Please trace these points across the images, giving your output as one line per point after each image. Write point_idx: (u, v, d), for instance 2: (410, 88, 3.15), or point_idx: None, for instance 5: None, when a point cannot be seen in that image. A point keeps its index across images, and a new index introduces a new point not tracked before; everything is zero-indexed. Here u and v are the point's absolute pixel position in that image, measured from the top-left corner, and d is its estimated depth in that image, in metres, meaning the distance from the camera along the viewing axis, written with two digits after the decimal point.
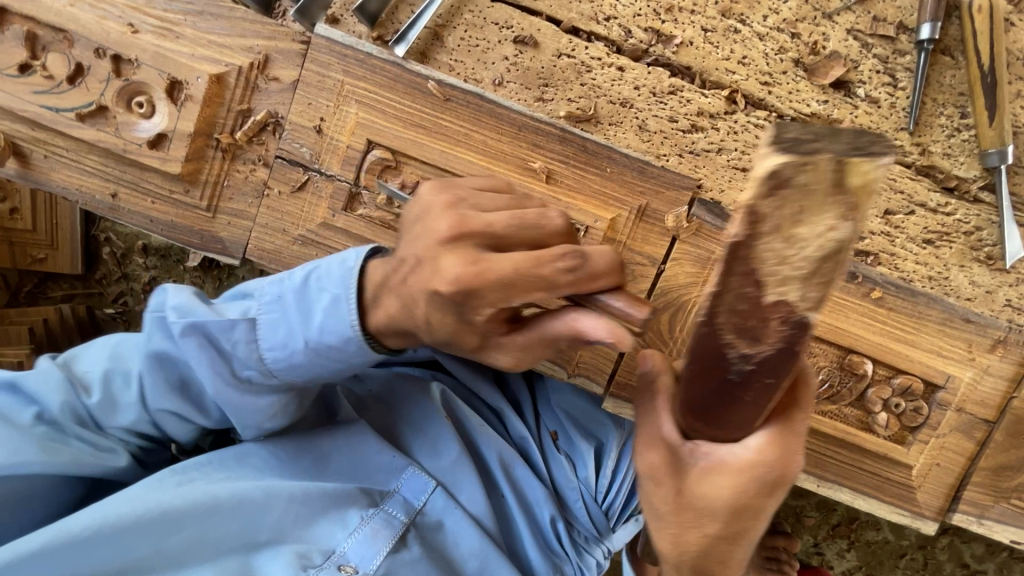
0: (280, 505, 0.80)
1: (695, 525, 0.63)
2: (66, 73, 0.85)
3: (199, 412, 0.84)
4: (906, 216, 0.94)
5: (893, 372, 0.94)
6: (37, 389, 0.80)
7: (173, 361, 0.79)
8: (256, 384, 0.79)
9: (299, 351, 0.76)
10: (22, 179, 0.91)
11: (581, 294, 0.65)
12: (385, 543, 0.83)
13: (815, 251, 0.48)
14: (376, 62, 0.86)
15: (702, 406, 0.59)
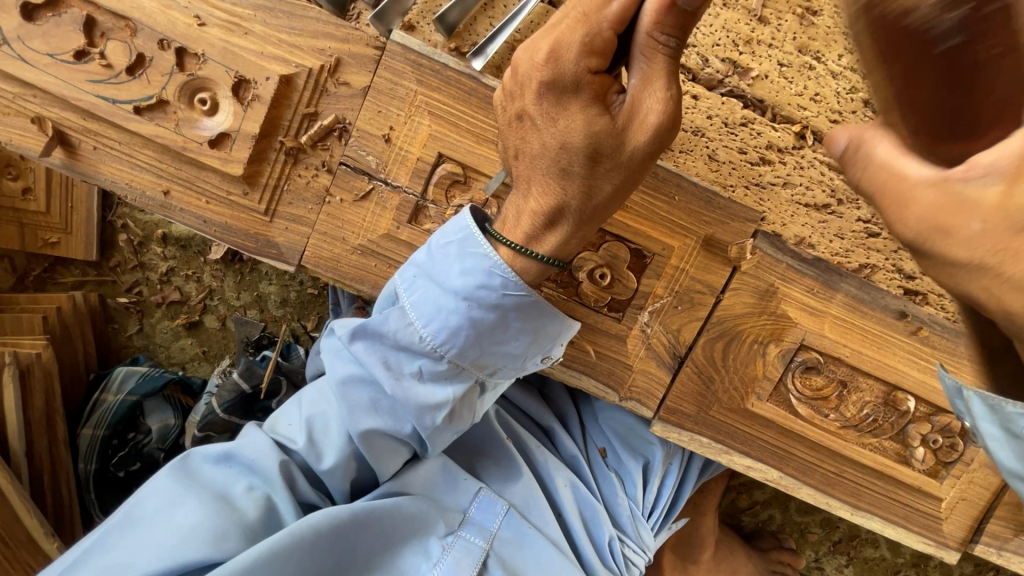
0: (370, 534, 0.80)
1: None
2: (126, 63, 0.81)
3: (407, 431, 0.82)
4: None
5: (933, 410, 0.97)
6: (252, 458, 0.81)
7: (354, 383, 0.80)
8: (431, 375, 0.79)
9: (462, 324, 0.75)
10: (68, 169, 0.86)
11: (658, 28, 0.65)
12: (469, 571, 0.83)
13: None
14: (452, 74, 0.85)
15: (948, 128, 0.43)
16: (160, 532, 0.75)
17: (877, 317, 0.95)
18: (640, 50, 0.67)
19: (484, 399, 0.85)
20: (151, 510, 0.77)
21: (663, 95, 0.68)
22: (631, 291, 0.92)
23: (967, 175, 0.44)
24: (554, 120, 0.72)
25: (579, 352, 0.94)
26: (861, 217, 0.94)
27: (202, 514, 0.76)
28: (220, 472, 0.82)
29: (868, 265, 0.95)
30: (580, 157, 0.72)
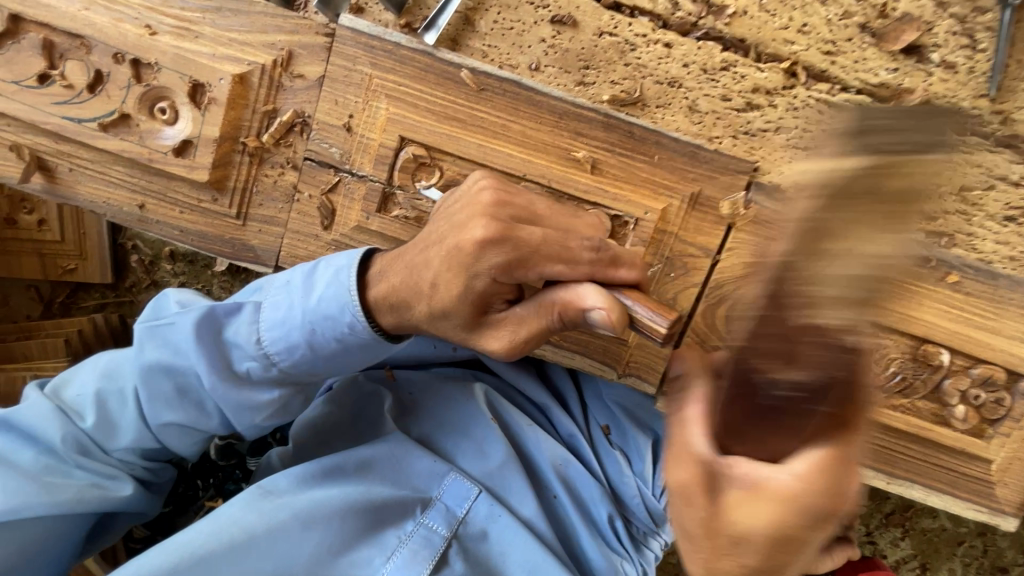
0: (319, 529, 0.91)
1: (729, 551, 0.61)
2: (86, 81, 0.82)
3: (217, 422, 0.84)
4: (984, 192, 0.86)
5: (972, 362, 0.87)
6: (33, 422, 0.82)
7: (168, 375, 0.81)
8: (258, 377, 0.79)
9: (298, 337, 0.76)
10: (49, 193, 0.88)
11: (560, 310, 0.67)
12: (424, 563, 0.94)
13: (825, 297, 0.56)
14: (406, 52, 0.81)
15: (736, 436, 0.63)
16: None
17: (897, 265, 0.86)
18: (546, 304, 0.68)
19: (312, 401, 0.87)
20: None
21: (509, 339, 0.70)
22: None
23: (727, 468, 0.62)
24: (444, 276, 0.68)
25: (569, 330, 0.91)
26: None
27: None
28: (0, 437, 0.83)
29: None
30: (434, 311, 0.70)
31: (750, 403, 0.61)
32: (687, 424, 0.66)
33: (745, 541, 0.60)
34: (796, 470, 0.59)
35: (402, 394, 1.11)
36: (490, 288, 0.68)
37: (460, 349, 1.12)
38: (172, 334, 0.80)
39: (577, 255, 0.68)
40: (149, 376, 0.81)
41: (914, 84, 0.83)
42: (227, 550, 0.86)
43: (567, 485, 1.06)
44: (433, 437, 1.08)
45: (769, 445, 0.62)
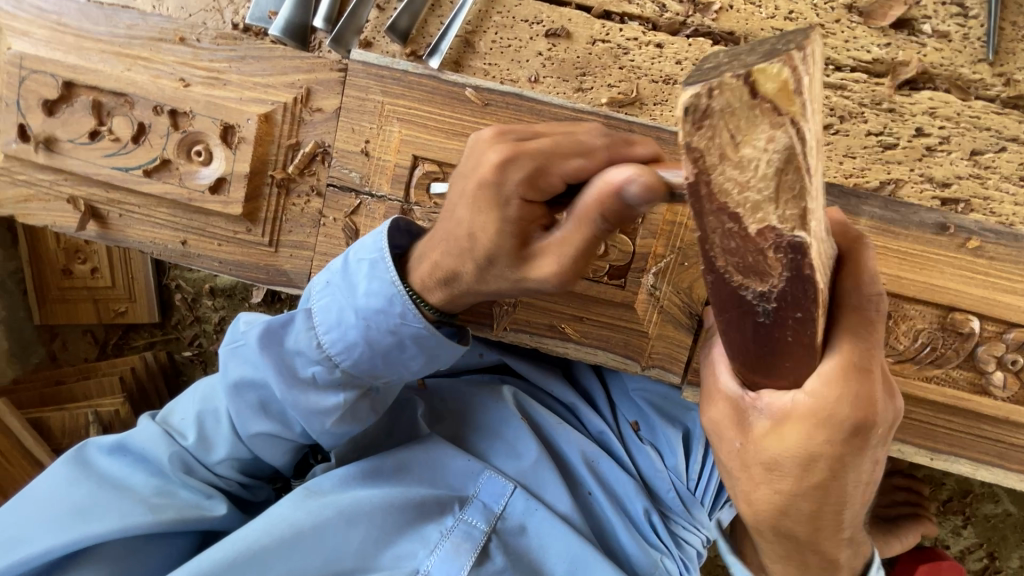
0: (362, 524, 0.95)
1: (765, 480, 0.62)
2: (130, 133, 0.91)
3: (341, 427, 0.88)
4: (996, 154, 0.85)
5: (1004, 327, 0.85)
6: (143, 447, 0.90)
7: (246, 389, 0.86)
8: (327, 381, 0.84)
9: (356, 335, 0.81)
10: (103, 239, 0.97)
11: (597, 209, 0.60)
12: (467, 557, 0.97)
13: (766, 171, 0.44)
14: (413, 78, 0.87)
15: (756, 368, 0.57)
16: (51, 510, 0.85)
17: (913, 235, 0.86)
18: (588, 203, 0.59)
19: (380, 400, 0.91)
20: (42, 494, 0.87)
21: (557, 267, 0.65)
22: (629, 255, 0.87)
23: (756, 402, 0.60)
24: (476, 209, 0.69)
25: (589, 327, 0.93)
26: (871, 129, 0.86)
27: (102, 495, 0.86)
28: (112, 460, 0.91)
29: (891, 181, 0.86)
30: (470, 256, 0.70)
31: (745, 330, 0.53)
32: (716, 364, 0.65)
33: (780, 467, 0.59)
34: (814, 387, 0.55)
35: (434, 401, 1.16)
36: (529, 213, 0.68)
37: (487, 354, 1.16)
38: (247, 351, 0.85)
39: (591, 147, 0.69)
40: (230, 395, 0.87)
41: (909, 56, 0.84)
42: (277, 546, 0.90)
43: (601, 479, 1.08)
44: (468, 437, 1.11)
45: (778, 363, 0.55)
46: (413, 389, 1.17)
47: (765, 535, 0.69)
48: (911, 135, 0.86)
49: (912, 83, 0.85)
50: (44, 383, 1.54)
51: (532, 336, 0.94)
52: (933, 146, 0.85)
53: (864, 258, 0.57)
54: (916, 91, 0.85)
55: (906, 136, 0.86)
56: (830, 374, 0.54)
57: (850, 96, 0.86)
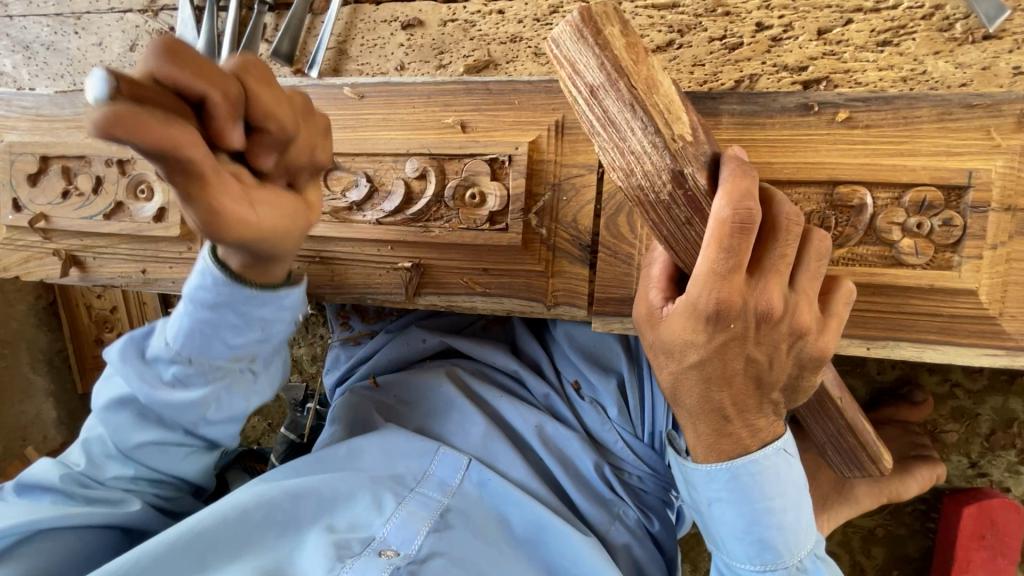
0: (312, 500, 0.99)
1: (665, 364, 0.79)
2: (91, 187, 1.09)
3: (223, 411, 0.95)
4: (845, 28, 0.85)
5: (899, 191, 0.81)
6: (38, 477, 0.96)
7: (120, 406, 0.95)
8: (177, 380, 0.91)
9: (201, 327, 0.85)
10: (84, 281, 1.14)
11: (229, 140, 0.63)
12: (422, 523, 0.96)
13: (588, 70, 0.74)
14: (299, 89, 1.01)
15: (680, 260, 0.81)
16: None
17: (780, 121, 0.85)
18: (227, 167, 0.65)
19: (259, 385, 0.96)
20: None
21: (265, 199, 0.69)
22: (505, 197, 0.92)
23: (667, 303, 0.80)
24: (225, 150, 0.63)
25: (491, 277, 0.97)
26: (713, 36, 0.89)
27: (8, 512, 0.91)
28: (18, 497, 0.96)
29: (745, 77, 0.88)
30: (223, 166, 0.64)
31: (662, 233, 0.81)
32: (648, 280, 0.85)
33: (675, 352, 0.77)
34: (694, 292, 0.72)
35: (387, 397, 1.21)
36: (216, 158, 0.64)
37: (429, 340, 1.23)
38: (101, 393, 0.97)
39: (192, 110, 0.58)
40: (104, 416, 0.95)
41: None
42: (227, 525, 0.94)
43: (554, 443, 1.08)
44: (418, 421, 1.16)
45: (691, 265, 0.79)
46: (367, 390, 1.23)
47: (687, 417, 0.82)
48: (754, 31, 0.88)
49: None
50: None
51: (441, 295, 0.99)
52: (777, 35, 0.87)
53: (778, 221, 0.72)
54: None
55: (748, 33, 0.88)
56: (697, 275, 0.72)
57: (685, 11, 0.90)
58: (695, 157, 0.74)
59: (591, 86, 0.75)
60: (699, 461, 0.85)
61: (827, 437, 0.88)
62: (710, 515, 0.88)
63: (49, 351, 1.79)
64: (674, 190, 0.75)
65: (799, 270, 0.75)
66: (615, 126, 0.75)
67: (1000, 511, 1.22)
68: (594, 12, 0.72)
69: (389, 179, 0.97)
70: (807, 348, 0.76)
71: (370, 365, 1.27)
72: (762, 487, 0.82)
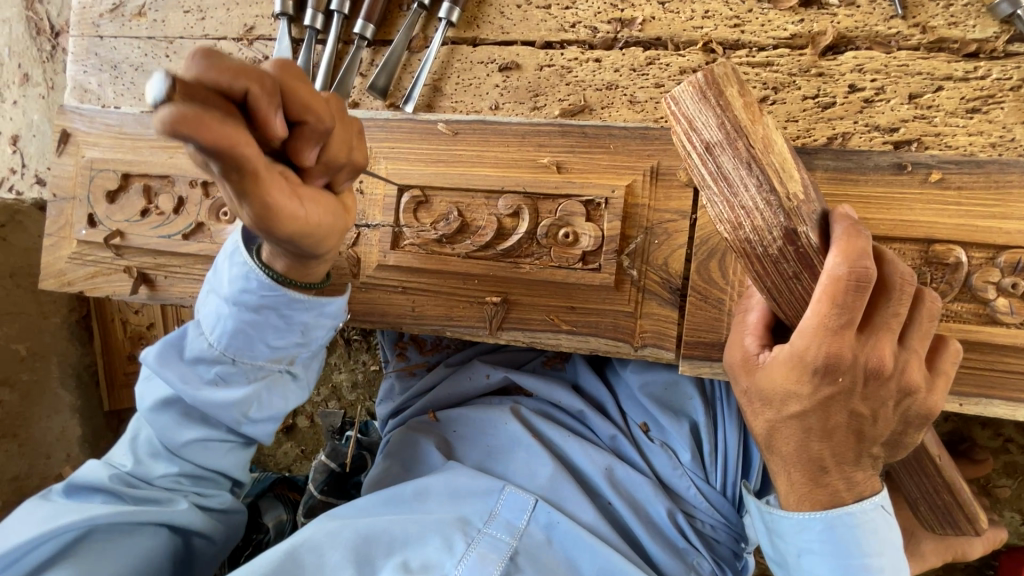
0: (380, 541, 0.96)
1: (760, 412, 0.80)
2: (172, 206, 1.10)
3: (265, 411, 0.94)
4: (935, 94, 0.89)
5: (992, 252, 0.84)
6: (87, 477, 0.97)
7: (164, 407, 0.95)
8: (222, 380, 0.92)
9: (247, 320, 0.86)
10: (152, 300, 1.13)
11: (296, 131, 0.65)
12: (494, 565, 0.93)
13: (704, 129, 0.74)
14: (393, 123, 1.03)
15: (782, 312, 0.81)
16: (20, 534, 0.89)
17: (874, 178, 0.87)
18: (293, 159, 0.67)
19: (295, 388, 0.96)
20: (16, 524, 0.92)
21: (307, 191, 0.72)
22: (599, 238, 0.94)
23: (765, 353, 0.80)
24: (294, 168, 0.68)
25: (578, 315, 0.97)
26: (806, 94, 0.93)
27: (67, 511, 0.92)
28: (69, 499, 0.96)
29: (838, 135, 0.91)
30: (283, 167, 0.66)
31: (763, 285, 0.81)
32: (742, 329, 0.85)
33: (775, 402, 0.77)
34: (802, 344, 0.72)
35: (448, 432, 1.19)
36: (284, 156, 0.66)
37: (493, 375, 1.21)
38: (152, 385, 0.97)
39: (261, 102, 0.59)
40: (150, 416, 0.96)
41: (823, 27, 0.92)
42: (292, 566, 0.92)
43: (624, 486, 1.06)
44: (481, 459, 1.13)
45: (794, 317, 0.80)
46: (425, 423, 1.22)
47: (788, 466, 0.81)
48: (846, 92, 0.92)
49: (834, 49, 0.93)
50: None
51: (525, 332, 0.99)
52: (870, 98, 0.91)
53: (894, 281, 0.72)
54: (840, 54, 0.92)
55: (841, 94, 0.92)
56: (807, 329, 0.72)
57: (779, 69, 0.93)
58: (807, 216, 0.74)
59: (706, 143, 0.75)
60: (791, 510, 0.84)
61: (920, 493, 0.88)
62: (798, 566, 0.86)
63: (79, 366, 1.76)
64: (784, 246, 0.75)
65: (908, 329, 0.75)
66: (729, 182, 0.75)
67: None
68: (716, 74, 0.72)
69: (479, 215, 0.99)
70: (916, 405, 0.77)
71: (427, 397, 1.24)
72: (858, 541, 0.80)
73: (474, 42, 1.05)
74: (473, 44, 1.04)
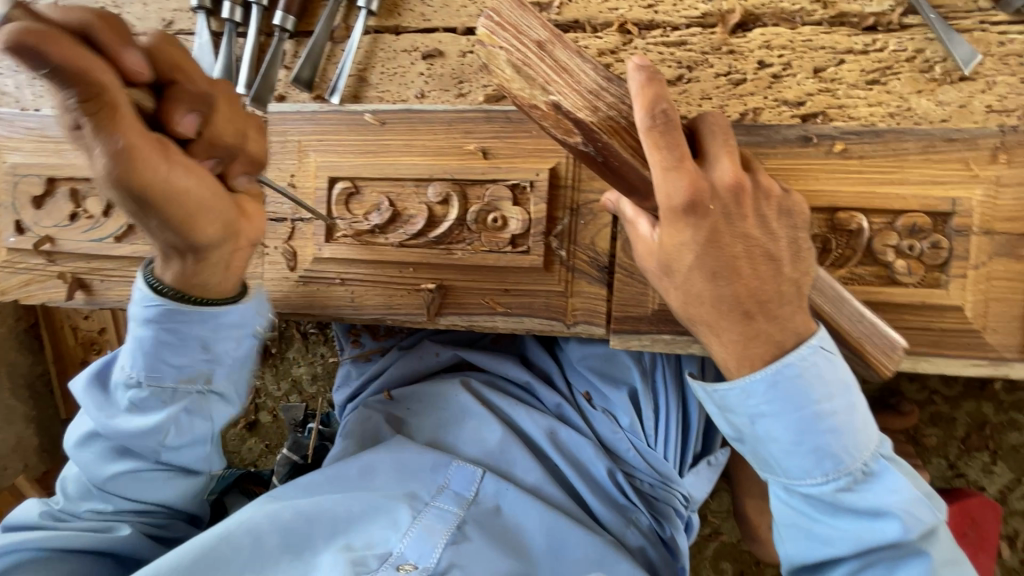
0: (326, 518, 0.97)
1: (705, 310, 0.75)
2: (101, 209, 1.08)
3: (184, 435, 0.93)
4: (837, 67, 0.93)
5: (892, 217, 0.89)
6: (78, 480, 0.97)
7: (92, 439, 0.95)
8: (142, 405, 0.90)
9: (144, 350, 0.86)
10: (89, 304, 1.12)
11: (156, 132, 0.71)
12: (440, 535, 0.95)
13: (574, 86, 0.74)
14: (320, 115, 1.02)
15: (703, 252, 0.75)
16: None
17: (783, 150, 0.91)
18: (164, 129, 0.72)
19: (220, 407, 0.95)
20: None
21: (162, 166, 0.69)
22: (526, 220, 0.97)
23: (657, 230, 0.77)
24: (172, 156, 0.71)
25: (513, 297, 1.00)
26: (718, 71, 0.96)
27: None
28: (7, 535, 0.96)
29: (749, 110, 0.95)
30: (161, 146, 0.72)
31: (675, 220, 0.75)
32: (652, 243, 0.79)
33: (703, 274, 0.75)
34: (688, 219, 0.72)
35: (401, 409, 1.21)
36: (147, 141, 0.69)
37: (442, 353, 1.26)
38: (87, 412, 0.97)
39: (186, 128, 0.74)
40: (76, 453, 0.96)
41: (731, 6, 0.95)
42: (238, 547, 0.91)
43: (567, 449, 1.12)
44: (427, 430, 1.16)
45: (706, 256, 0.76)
46: (380, 402, 1.22)
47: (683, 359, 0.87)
48: (756, 68, 0.95)
49: (743, 26, 0.96)
50: None
51: (462, 315, 1.01)
52: (777, 73, 0.94)
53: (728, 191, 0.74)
54: (748, 31, 0.95)
55: (751, 70, 0.95)
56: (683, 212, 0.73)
57: (692, 48, 0.96)
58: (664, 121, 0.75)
59: (537, 42, 0.72)
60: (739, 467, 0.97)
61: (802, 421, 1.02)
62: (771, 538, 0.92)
63: (30, 375, 1.73)
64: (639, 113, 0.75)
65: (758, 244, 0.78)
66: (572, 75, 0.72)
67: (978, 510, 1.31)
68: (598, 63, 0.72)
69: (410, 203, 1.00)
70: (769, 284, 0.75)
71: (380, 380, 1.27)
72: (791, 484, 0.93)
73: (397, 30, 1.05)
74: (396, 32, 1.05)
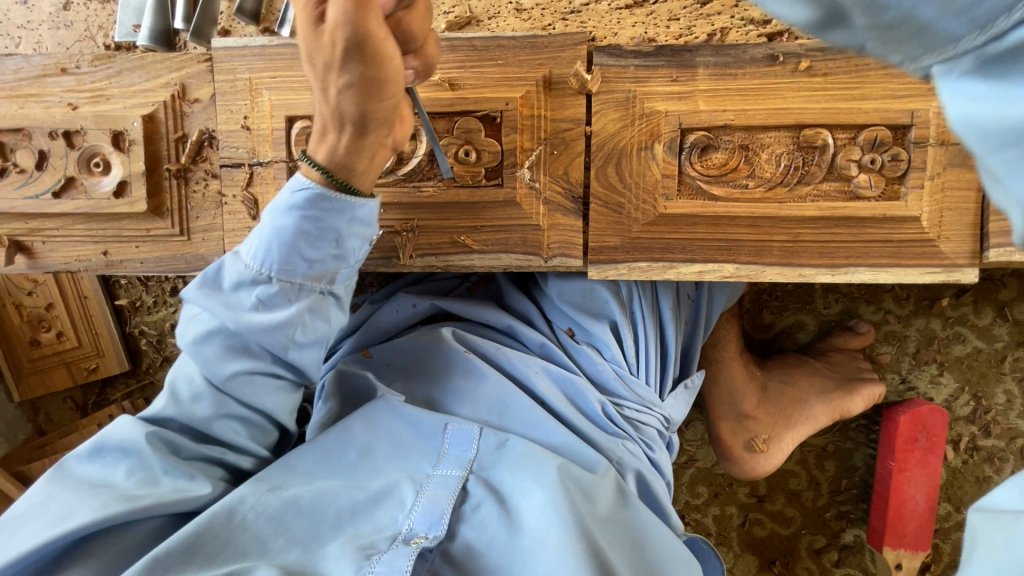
0: (325, 503, 0.90)
1: None
2: (34, 162, 0.99)
3: (309, 335, 0.89)
4: None
5: (854, 132, 0.91)
6: (119, 440, 0.89)
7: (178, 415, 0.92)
8: (264, 301, 0.86)
9: (274, 245, 0.84)
10: (33, 269, 1.04)
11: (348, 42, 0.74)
12: (446, 502, 0.92)
13: None
14: (270, 49, 0.96)
15: None
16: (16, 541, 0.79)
17: (751, 70, 0.91)
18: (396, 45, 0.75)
19: (336, 312, 0.92)
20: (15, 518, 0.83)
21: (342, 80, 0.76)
22: (499, 153, 0.95)
23: None
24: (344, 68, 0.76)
25: (488, 234, 0.98)
26: None
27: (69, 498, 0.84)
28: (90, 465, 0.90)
29: (716, 30, 0.95)
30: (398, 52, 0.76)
31: None
32: None
33: None
34: None
35: (380, 365, 1.17)
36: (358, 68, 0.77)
37: (417, 304, 1.23)
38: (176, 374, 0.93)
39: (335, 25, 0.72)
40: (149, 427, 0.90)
41: None
42: (245, 537, 0.85)
43: (554, 388, 1.12)
44: (411, 387, 1.12)
45: None
46: (357, 360, 1.19)
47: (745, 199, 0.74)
48: None
49: None
50: (31, 450, 1.59)
51: (439, 256, 0.99)
52: None
53: None
54: None
55: None
56: None
57: None
58: None
59: None
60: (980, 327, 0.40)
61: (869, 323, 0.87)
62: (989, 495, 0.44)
63: None
64: None
65: None
66: None
67: (927, 416, 1.41)
68: None
69: None
70: None
71: (356, 338, 1.24)
72: None
73: None
74: None
